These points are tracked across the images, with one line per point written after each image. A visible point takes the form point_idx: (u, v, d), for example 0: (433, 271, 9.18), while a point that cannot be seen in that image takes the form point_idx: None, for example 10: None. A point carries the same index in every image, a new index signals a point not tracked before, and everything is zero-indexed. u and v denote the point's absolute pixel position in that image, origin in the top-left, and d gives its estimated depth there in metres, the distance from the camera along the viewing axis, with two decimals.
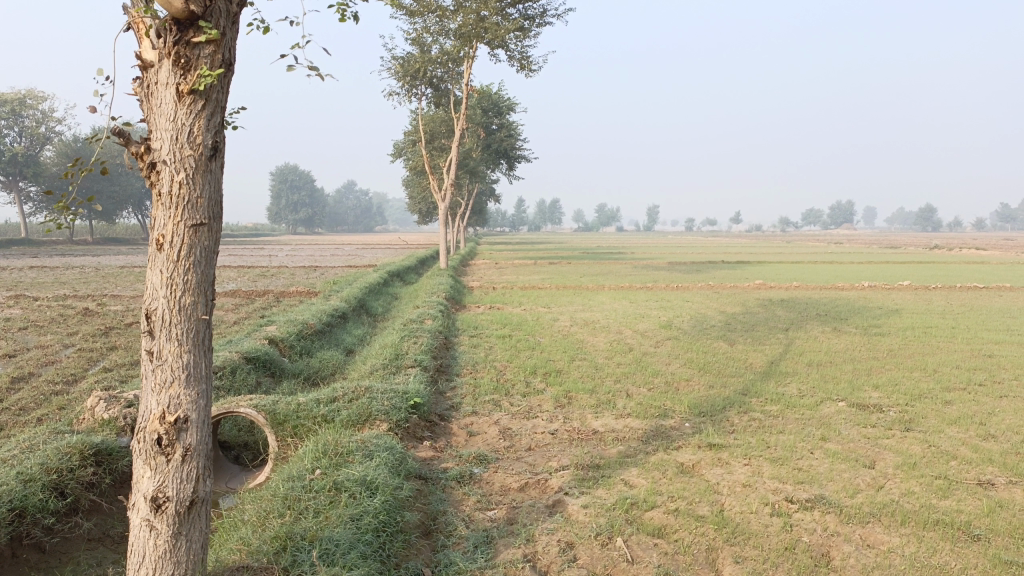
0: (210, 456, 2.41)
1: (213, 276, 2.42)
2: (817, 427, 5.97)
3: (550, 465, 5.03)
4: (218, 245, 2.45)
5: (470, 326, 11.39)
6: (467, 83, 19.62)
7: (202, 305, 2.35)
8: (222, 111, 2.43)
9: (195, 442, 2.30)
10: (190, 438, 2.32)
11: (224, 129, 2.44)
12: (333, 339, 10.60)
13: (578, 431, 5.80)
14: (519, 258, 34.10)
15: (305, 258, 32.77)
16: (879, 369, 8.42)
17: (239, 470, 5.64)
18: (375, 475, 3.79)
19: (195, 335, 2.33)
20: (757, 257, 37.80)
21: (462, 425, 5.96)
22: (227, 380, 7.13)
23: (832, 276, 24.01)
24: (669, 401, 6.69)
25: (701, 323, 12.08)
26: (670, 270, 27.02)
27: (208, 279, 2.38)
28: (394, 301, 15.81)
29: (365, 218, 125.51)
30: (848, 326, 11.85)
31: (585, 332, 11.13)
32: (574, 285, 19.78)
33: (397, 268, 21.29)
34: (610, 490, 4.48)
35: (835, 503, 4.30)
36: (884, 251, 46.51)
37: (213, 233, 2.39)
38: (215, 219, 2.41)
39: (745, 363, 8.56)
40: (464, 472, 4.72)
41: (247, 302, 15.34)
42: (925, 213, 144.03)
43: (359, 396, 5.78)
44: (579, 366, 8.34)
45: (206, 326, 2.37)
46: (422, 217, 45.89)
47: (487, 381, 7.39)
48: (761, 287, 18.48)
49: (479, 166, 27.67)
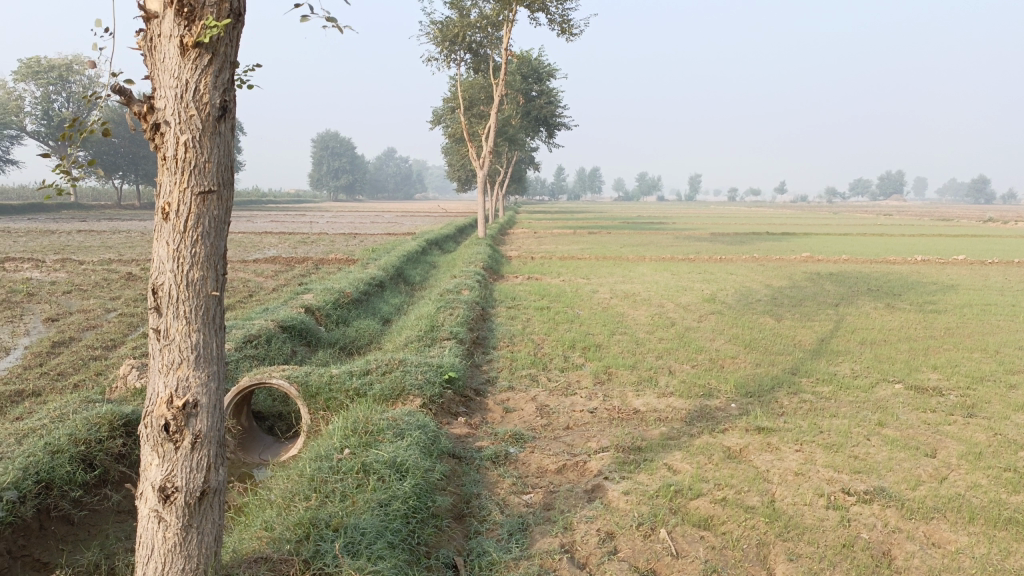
0: (222, 443, 2.30)
1: (223, 249, 2.30)
2: (872, 411, 5.64)
3: (590, 446, 4.82)
4: (229, 216, 2.33)
5: (507, 296, 11.17)
6: (507, 47, 19.19)
7: (212, 280, 2.24)
8: (232, 67, 2.28)
9: (205, 429, 2.19)
10: (200, 424, 2.21)
11: (234, 88, 2.30)
12: (369, 308, 10.48)
13: (619, 410, 5.56)
14: (558, 228, 33.66)
15: (345, 225, 32.79)
16: (937, 349, 8.00)
17: (272, 441, 5.56)
18: (405, 456, 3.61)
19: (205, 313, 2.22)
20: (802, 228, 36.83)
21: (498, 401, 5.78)
22: (263, 348, 7.04)
23: (882, 248, 23.16)
24: (714, 379, 6.41)
25: (746, 296, 11.68)
26: (712, 241, 26.39)
27: (218, 252, 2.26)
28: (431, 270, 15.66)
29: (404, 185, 125.72)
30: (902, 302, 11.35)
31: (625, 304, 10.84)
32: (613, 256, 19.40)
33: (436, 236, 21.15)
34: (653, 475, 4.24)
35: (896, 496, 4.02)
36: (936, 224, 44.82)
37: (222, 201, 2.27)
38: (225, 186, 2.29)
39: (794, 340, 8.20)
40: (499, 452, 4.53)
41: (286, 269, 15.33)
42: (980, 184, 139.07)
43: (393, 368, 5.63)
44: (619, 340, 8.07)
45: (217, 303, 2.26)
46: (461, 185, 45.62)
47: (525, 355, 7.18)
48: (808, 260, 17.88)
49: (518, 134, 27.26)
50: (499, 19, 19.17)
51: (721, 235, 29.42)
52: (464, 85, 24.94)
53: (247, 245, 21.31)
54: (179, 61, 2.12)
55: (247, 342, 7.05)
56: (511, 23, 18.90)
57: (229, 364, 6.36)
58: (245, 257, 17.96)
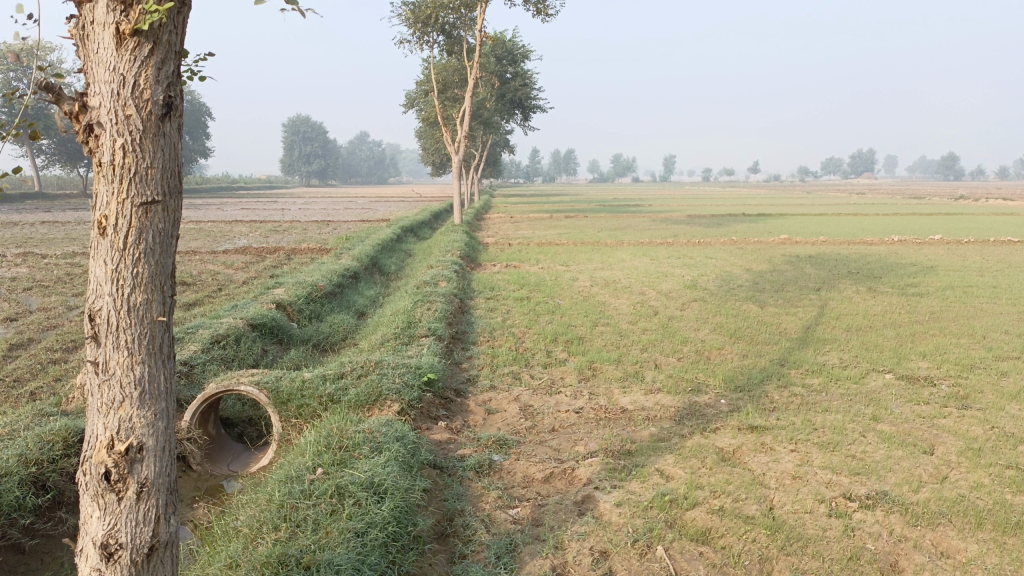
0: (172, 489, 2.03)
1: (172, 267, 2.00)
2: (866, 405, 5.48)
3: (577, 450, 4.60)
4: (180, 228, 2.03)
5: (486, 287, 10.89)
6: (481, 29, 18.80)
7: (158, 304, 1.94)
8: (181, 58, 1.98)
9: (153, 476, 1.93)
10: (146, 471, 1.95)
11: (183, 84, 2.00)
12: (344, 301, 10.16)
13: (605, 409, 5.35)
14: (534, 211, 33.44)
15: (318, 212, 32.22)
16: (923, 336, 7.88)
17: (242, 450, 5.30)
18: (383, 475, 3.36)
19: (150, 341, 1.94)
20: (776, 208, 36.92)
21: (480, 402, 5.54)
22: (232, 349, 6.73)
23: (859, 228, 23.15)
24: (701, 373, 6.21)
25: (727, 282, 11.55)
26: (690, 223, 26.28)
27: (166, 271, 1.97)
28: (407, 258, 15.35)
29: (378, 170, 124.68)
30: (884, 285, 11.26)
31: (606, 293, 10.60)
32: (591, 240, 19.17)
33: (411, 223, 20.83)
34: (646, 484, 4.03)
35: (899, 501, 3.87)
36: (909, 202, 45.01)
37: (170, 212, 1.97)
38: (173, 195, 1.98)
39: (780, 328, 8.04)
40: (483, 460, 4.29)
41: (257, 260, 14.94)
42: (949, 162, 140.98)
43: (368, 371, 5.35)
44: (602, 332, 7.85)
45: (164, 329, 1.97)
46: (437, 169, 45.20)
47: (506, 350, 6.93)
48: (786, 242, 17.80)
49: (493, 117, 26.91)
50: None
51: (698, 217, 29.31)
52: (437, 67, 24.49)
53: (217, 234, 20.83)
54: (115, 53, 1.83)
55: (215, 343, 6.74)
56: (484, 3, 18.51)
57: (196, 368, 6.06)
58: (215, 247, 17.54)
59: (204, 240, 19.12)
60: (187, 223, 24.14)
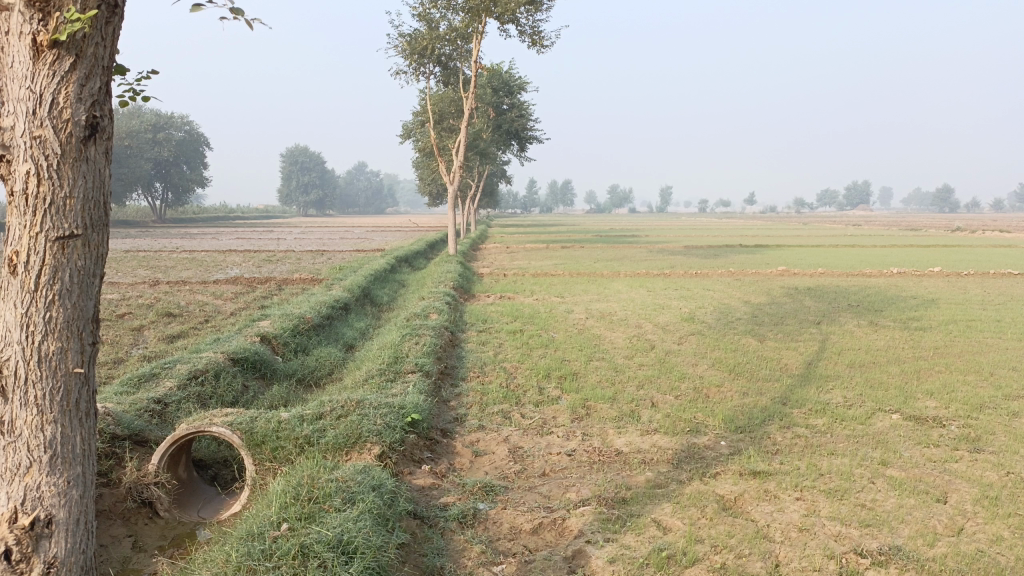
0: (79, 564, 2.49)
1: (90, 311, 2.39)
2: (873, 448, 5.22)
3: (568, 497, 4.31)
4: (100, 267, 2.41)
5: (478, 319, 10.64)
6: (476, 59, 18.81)
7: (70, 354, 2.35)
8: (106, 70, 2.27)
9: (57, 555, 2.39)
10: (52, 549, 2.40)
11: (108, 99, 2.31)
12: (332, 334, 9.90)
13: (599, 452, 5.06)
14: (530, 242, 33.23)
15: (313, 242, 32.01)
16: (928, 372, 7.62)
17: (214, 494, 5.00)
18: (354, 532, 3.10)
19: (58, 400, 2.36)
20: (773, 239, 36.83)
21: (467, 443, 5.25)
22: (210, 385, 6.46)
23: (857, 260, 23.00)
24: (700, 412, 5.93)
25: (725, 315, 11.30)
26: (687, 254, 26.07)
27: (81, 313, 2.35)
28: (399, 289, 15.12)
29: (376, 200, 124.99)
30: (885, 319, 11.03)
31: (602, 326, 10.34)
32: (588, 272, 18.94)
33: (405, 253, 20.63)
34: (642, 537, 3.74)
35: (914, 556, 3.60)
36: (907, 233, 44.92)
37: (89, 246, 2.33)
38: (94, 228, 2.34)
39: (780, 364, 7.77)
40: (468, 509, 4.01)
41: (248, 291, 14.69)
42: (943, 194, 141.76)
43: (349, 412, 5.05)
44: (597, 368, 7.57)
45: (76, 382, 2.38)
46: (433, 200, 45.18)
47: (496, 387, 6.64)
48: (784, 274, 17.61)
49: (489, 147, 26.90)
50: (468, 31, 18.86)
51: (695, 248, 29.15)
52: (433, 98, 24.50)
53: (210, 264, 20.61)
54: (33, 65, 2.11)
55: (192, 379, 6.47)
56: (479, 35, 18.55)
57: (170, 407, 5.80)
58: (207, 277, 17.31)
59: (195, 270, 18.89)
60: (180, 253, 23.92)
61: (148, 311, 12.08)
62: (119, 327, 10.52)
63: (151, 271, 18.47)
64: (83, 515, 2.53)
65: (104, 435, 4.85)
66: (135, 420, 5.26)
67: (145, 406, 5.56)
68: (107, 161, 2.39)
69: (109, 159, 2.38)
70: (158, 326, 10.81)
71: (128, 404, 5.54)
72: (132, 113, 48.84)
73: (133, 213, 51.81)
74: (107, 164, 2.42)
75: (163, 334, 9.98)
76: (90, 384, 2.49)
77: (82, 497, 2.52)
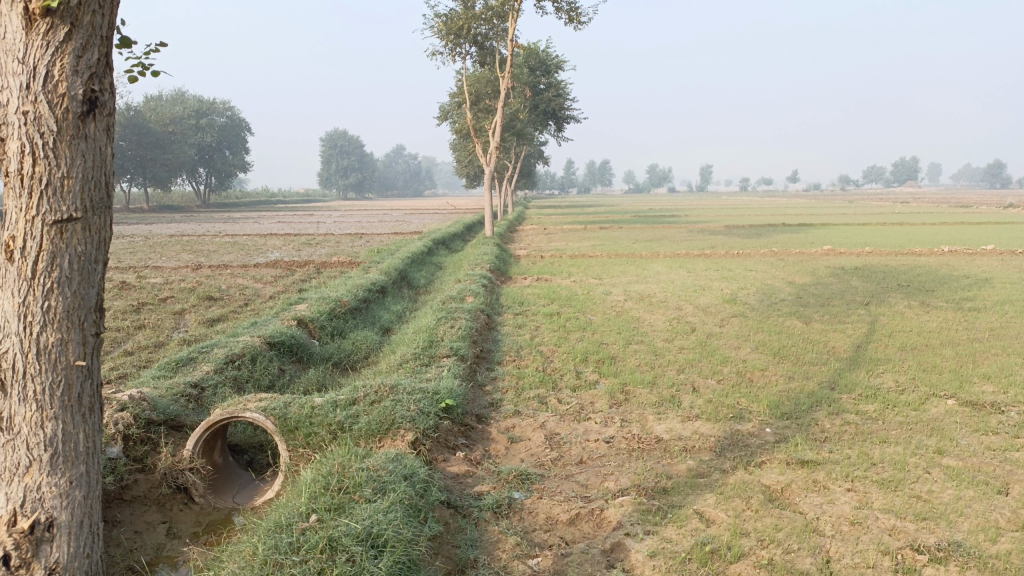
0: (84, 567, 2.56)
1: (91, 296, 2.47)
2: (928, 436, 4.96)
3: (606, 486, 4.17)
4: (101, 253, 2.48)
5: (515, 301, 10.51)
6: (512, 38, 18.55)
7: (72, 341, 2.42)
8: (104, 40, 2.33)
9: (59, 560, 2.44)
10: (54, 555, 2.46)
11: (105, 72, 2.36)
12: (369, 317, 9.87)
13: (638, 439, 4.91)
14: (568, 223, 32.91)
15: (352, 225, 32.18)
16: (985, 356, 7.27)
17: (251, 479, 4.98)
18: (383, 525, 3.02)
19: (59, 395, 2.44)
20: (818, 218, 35.93)
21: (502, 429, 5.14)
22: (247, 369, 6.45)
23: (906, 238, 22.26)
24: (743, 398, 5.72)
25: (769, 296, 10.99)
26: (728, 234, 25.56)
27: (82, 299, 2.43)
28: (436, 271, 15.08)
29: (414, 182, 125.41)
30: (938, 300, 10.61)
31: (641, 308, 10.14)
32: (626, 252, 18.67)
33: (443, 235, 20.58)
34: (683, 529, 3.59)
35: (975, 552, 3.39)
36: (957, 210, 43.35)
37: (88, 228, 2.40)
38: (92, 211, 2.41)
39: (827, 347, 7.50)
40: (502, 499, 3.90)
41: (287, 274, 14.77)
42: (995, 168, 136.66)
43: (382, 397, 4.97)
44: (636, 351, 7.39)
45: (79, 372, 2.46)
46: (471, 182, 45.07)
47: (532, 371, 6.52)
48: (830, 253, 17.13)
49: (526, 128, 26.65)
50: (504, 9, 18.61)
51: (737, 227, 28.60)
52: (469, 79, 24.30)
53: (251, 248, 20.83)
54: (27, 38, 2.18)
55: (229, 363, 6.47)
56: (515, 13, 18.29)
57: (206, 391, 5.80)
58: (247, 261, 17.47)
59: (237, 254, 19.10)
60: (223, 237, 24.29)
61: (189, 294, 12.21)
62: (161, 311, 10.70)
63: (194, 254, 18.71)
64: (87, 518, 2.60)
65: (140, 420, 4.86)
66: (171, 405, 5.26)
67: (181, 391, 5.57)
68: (107, 140, 2.46)
69: (109, 137, 2.44)
70: (199, 310, 10.91)
71: (164, 389, 5.55)
72: (176, 100, 49.59)
73: (178, 199, 52.75)
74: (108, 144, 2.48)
75: (203, 317, 10.07)
76: (92, 380, 2.57)
77: (85, 499, 2.59)
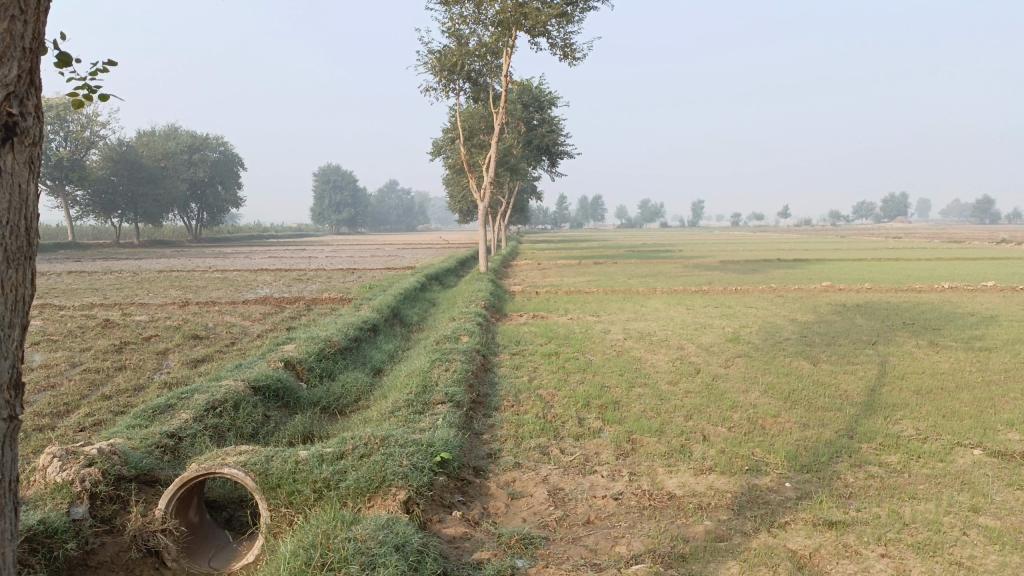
0: None
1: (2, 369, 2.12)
2: (959, 492, 4.61)
3: (618, 552, 3.80)
4: (17, 316, 2.15)
5: (511, 341, 10.17)
6: (506, 74, 18.48)
7: None
8: (28, 56, 2.03)
9: None
10: None
11: (29, 92, 2.06)
12: (360, 357, 9.49)
13: (649, 495, 4.54)
14: (562, 258, 32.73)
15: (345, 260, 31.88)
16: (1005, 400, 6.95)
17: (228, 539, 4.59)
18: None
19: None
20: (813, 253, 35.82)
21: (502, 484, 4.78)
22: (228, 417, 6.07)
23: (904, 274, 22.09)
24: (758, 448, 5.36)
25: (772, 335, 10.70)
26: (723, 269, 25.34)
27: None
28: (430, 308, 14.75)
29: (406, 217, 125.66)
30: (946, 339, 10.33)
31: (641, 347, 9.81)
32: (622, 289, 18.40)
33: (436, 271, 20.30)
34: None
35: None
36: (949, 246, 43.48)
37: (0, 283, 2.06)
38: (8, 264, 2.08)
39: (839, 390, 7.17)
40: (504, 568, 3.53)
41: (276, 312, 14.41)
42: (983, 203, 137.93)
43: (372, 450, 4.61)
44: (639, 395, 7.03)
45: None
46: (465, 218, 44.99)
47: (532, 418, 6.16)
48: (830, 290, 16.88)
49: (520, 164, 26.58)
50: (498, 45, 18.60)
51: (732, 263, 28.43)
52: (463, 115, 24.23)
53: (240, 284, 20.49)
54: None
55: (210, 409, 6.10)
56: (509, 49, 18.28)
57: (184, 441, 5.42)
58: (236, 297, 17.12)
59: (227, 290, 18.77)
60: (213, 273, 23.93)
61: (174, 333, 11.83)
62: (145, 351, 10.35)
63: (182, 291, 18.37)
64: None
65: (110, 476, 4.45)
66: (144, 458, 4.88)
67: (156, 441, 5.19)
68: (30, 180, 2.15)
69: (32, 175, 2.14)
70: (183, 349, 10.53)
71: (138, 440, 5.17)
72: (169, 135, 49.59)
73: (169, 234, 52.48)
74: (32, 186, 2.17)
75: (187, 357, 9.69)
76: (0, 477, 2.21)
77: None
